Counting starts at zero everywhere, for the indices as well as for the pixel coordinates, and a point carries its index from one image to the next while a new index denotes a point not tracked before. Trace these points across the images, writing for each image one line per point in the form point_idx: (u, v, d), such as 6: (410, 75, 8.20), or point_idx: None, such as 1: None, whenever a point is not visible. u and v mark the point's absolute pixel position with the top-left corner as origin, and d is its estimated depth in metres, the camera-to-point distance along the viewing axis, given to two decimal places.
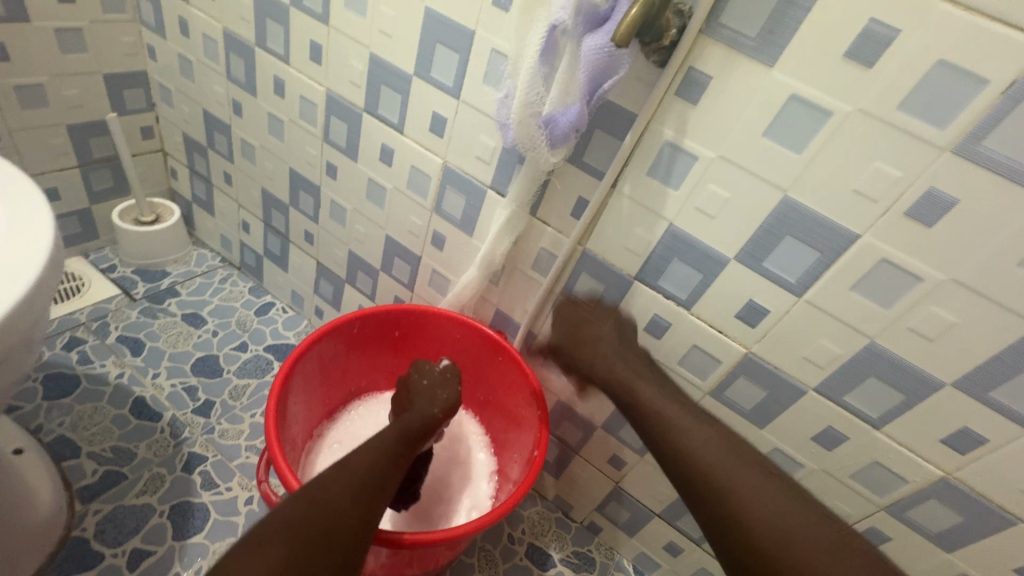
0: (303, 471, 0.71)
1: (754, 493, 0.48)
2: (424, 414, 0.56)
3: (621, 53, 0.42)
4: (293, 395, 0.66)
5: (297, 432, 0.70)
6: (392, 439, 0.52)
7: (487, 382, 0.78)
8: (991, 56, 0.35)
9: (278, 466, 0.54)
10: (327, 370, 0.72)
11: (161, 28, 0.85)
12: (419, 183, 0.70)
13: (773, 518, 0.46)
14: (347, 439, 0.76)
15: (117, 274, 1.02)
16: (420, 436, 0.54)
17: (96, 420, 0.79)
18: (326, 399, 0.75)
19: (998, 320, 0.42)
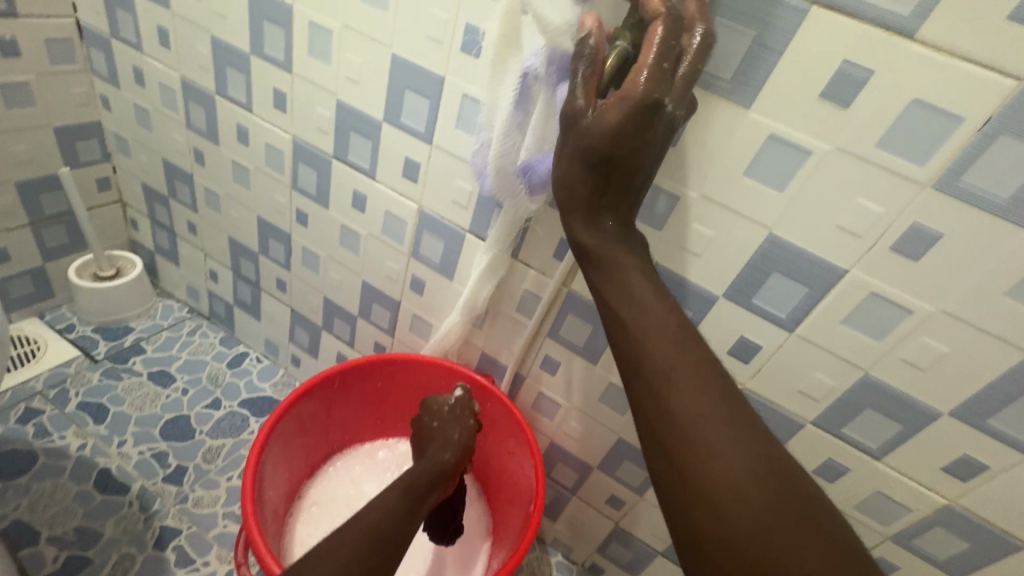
0: (285, 544, 0.67)
1: (720, 449, 0.39)
2: (438, 466, 0.54)
3: None
4: (271, 464, 0.62)
5: (277, 502, 0.66)
6: (399, 499, 0.48)
7: None
8: (965, 95, 0.35)
9: (258, 550, 0.51)
10: (307, 430, 0.69)
11: (113, 78, 0.82)
12: (395, 228, 0.68)
13: (739, 493, 0.38)
14: (332, 502, 0.73)
15: (76, 333, 0.96)
16: (428, 495, 0.51)
17: (56, 500, 0.74)
18: (307, 460, 0.71)
19: (991, 350, 0.42)
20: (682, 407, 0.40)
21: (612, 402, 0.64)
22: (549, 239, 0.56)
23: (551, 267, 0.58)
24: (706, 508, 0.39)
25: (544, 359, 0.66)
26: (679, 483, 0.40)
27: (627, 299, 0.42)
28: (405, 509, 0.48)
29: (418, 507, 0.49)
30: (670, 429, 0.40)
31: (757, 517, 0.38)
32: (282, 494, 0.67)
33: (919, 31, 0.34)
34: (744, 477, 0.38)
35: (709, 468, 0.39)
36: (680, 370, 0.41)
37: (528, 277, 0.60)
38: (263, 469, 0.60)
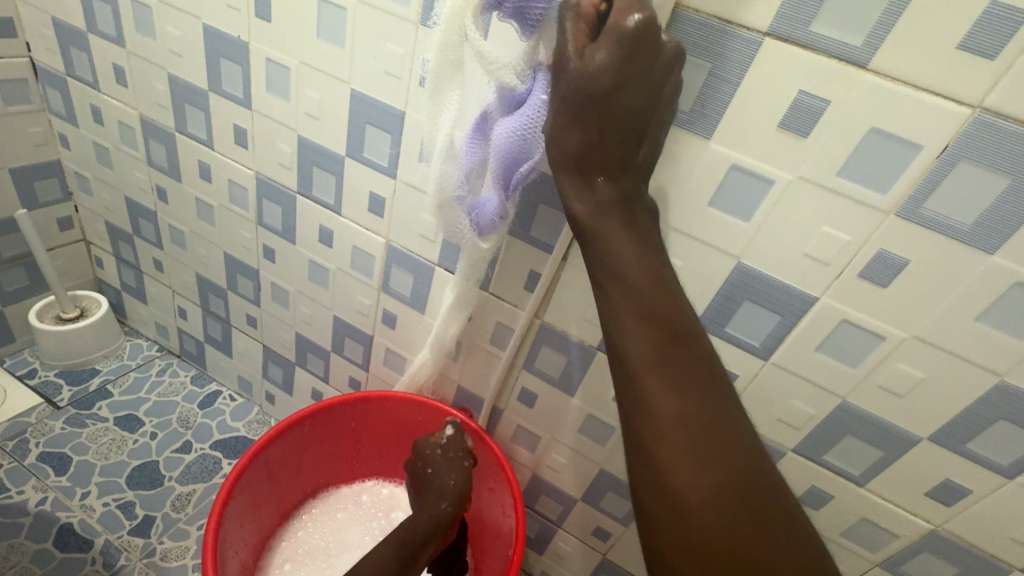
0: None
1: (703, 457, 0.32)
2: (435, 515, 0.55)
3: (535, 139, 0.40)
4: (235, 518, 0.60)
5: (244, 556, 0.63)
6: (392, 555, 0.49)
7: None
8: (920, 124, 0.35)
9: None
10: (277, 477, 0.66)
11: (71, 116, 0.80)
12: (363, 263, 0.66)
13: (718, 508, 0.31)
14: (306, 550, 0.70)
15: (38, 379, 0.92)
16: (426, 544, 0.53)
17: (13, 561, 0.70)
18: (279, 507, 0.69)
19: (965, 374, 0.41)
20: (666, 402, 0.33)
21: (591, 433, 0.62)
22: (518, 272, 0.55)
23: (522, 299, 0.57)
24: (678, 521, 0.32)
25: (520, 392, 0.64)
26: (649, 487, 0.33)
27: (612, 271, 0.35)
28: (397, 566, 0.49)
29: (412, 564, 0.50)
30: (646, 424, 0.33)
31: (737, 540, 0.31)
32: (251, 546, 0.64)
33: (871, 61, 0.34)
34: (725, 490, 0.32)
35: (686, 475, 0.32)
36: (665, 358, 0.34)
37: (500, 310, 0.59)
38: (227, 523, 0.58)
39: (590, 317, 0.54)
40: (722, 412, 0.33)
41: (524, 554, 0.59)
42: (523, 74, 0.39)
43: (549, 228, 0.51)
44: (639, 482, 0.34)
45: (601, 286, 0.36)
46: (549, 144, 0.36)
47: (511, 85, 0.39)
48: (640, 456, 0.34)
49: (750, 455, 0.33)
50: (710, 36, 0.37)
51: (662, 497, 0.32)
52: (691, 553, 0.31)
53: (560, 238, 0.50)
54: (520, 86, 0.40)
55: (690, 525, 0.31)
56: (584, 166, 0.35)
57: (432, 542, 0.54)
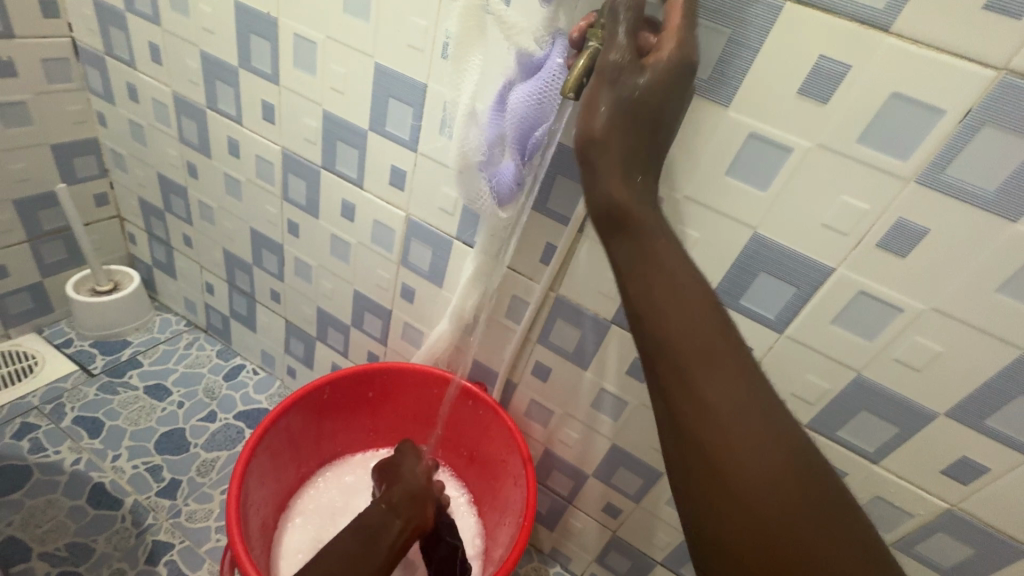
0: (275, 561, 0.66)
1: (752, 444, 0.34)
2: (390, 501, 0.58)
3: (552, 101, 0.41)
4: (258, 478, 0.62)
5: (265, 516, 0.65)
6: (352, 538, 0.51)
7: (469, 439, 0.74)
8: (942, 88, 0.34)
9: (243, 564, 0.50)
10: (297, 442, 0.68)
11: (108, 94, 0.83)
12: (384, 237, 0.68)
13: (773, 488, 0.34)
14: (323, 515, 0.72)
15: (74, 348, 0.96)
16: (386, 526, 0.54)
17: (49, 516, 0.73)
18: (298, 472, 0.71)
19: (985, 348, 0.40)
20: (714, 396, 0.34)
21: (604, 408, 0.63)
22: (534, 245, 0.56)
23: (538, 272, 0.58)
24: (737, 506, 0.34)
25: (535, 366, 0.65)
26: (705, 479, 0.35)
27: (653, 269, 0.36)
28: (359, 546, 0.51)
29: (375, 543, 0.52)
30: (699, 422, 0.35)
31: (791, 512, 0.34)
32: (271, 507, 0.67)
33: (894, 24, 0.34)
34: (777, 471, 0.34)
35: (742, 464, 0.34)
36: (712, 354, 0.35)
37: (516, 283, 0.60)
38: (251, 480, 0.60)
39: (604, 289, 0.54)
40: (761, 400, 0.35)
41: (534, 520, 0.61)
42: (542, 40, 0.41)
43: (566, 199, 0.51)
44: (694, 475, 0.35)
45: (640, 285, 0.36)
46: (592, 114, 0.34)
47: (529, 49, 0.41)
48: (693, 449, 0.35)
49: (789, 432, 0.35)
50: (730, 1, 0.37)
51: (720, 488, 0.34)
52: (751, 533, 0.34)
53: (578, 208, 0.51)
54: (539, 52, 0.41)
55: (751, 506, 0.34)
56: (601, 140, 0.34)
57: (393, 522, 0.55)
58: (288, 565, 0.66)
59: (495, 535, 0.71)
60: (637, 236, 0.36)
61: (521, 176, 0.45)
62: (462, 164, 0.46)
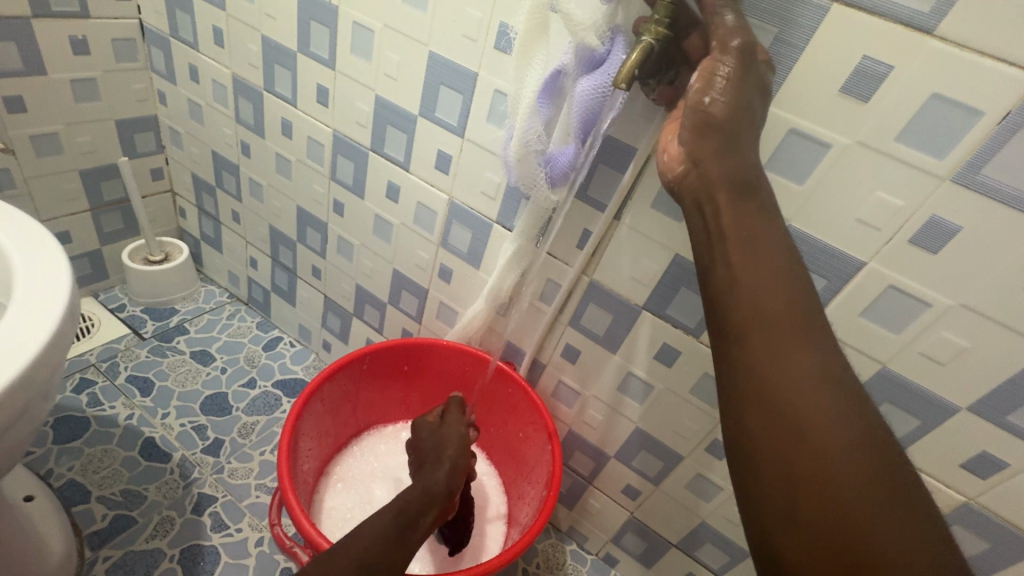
0: (314, 513, 0.71)
1: (829, 425, 0.32)
2: (428, 489, 0.53)
3: (614, 94, 0.44)
4: (305, 434, 0.67)
5: (308, 471, 0.70)
6: (389, 523, 0.46)
7: (498, 414, 0.78)
8: (983, 91, 0.36)
9: (295, 511, 0.54)
10: (337, 407, 0.73)
11: (170, 74, 0.88)
12: (426, 218, 0.71)
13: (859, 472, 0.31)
14: (357, 477, 0.76)
15: (126, 313, 1.03)
16: (422, 513, 0.50)
17: (105, 464, 0.79)
18: (337, 435, 0.76)
19: (1011, 344, 0.42)
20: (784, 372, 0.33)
21: (630, 391, 0.65)
22: (572, 231, 0.59)
23: (573, 256, 0.60)
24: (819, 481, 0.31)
25: (564, 347, 0.68)
26: (779, 444, 0.32)
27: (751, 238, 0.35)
28: (397, 533, 0.45)
29: (412, 532, 0.47)
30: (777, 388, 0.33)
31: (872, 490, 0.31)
32: (311, 464, 0.71)
33: (938, 27, 0.35)
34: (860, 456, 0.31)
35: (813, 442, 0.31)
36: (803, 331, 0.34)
37: (552, 267, 0.62)
38: (298, 438, 0.65)
39: (638, 275, 0.57)
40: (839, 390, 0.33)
41: (559, 491, 0.63)
42: (604, 36, 0.42)
43: (606, 188, 0.54)
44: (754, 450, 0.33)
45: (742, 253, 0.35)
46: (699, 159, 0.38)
47: (591, 44, 0.42)
48: (777, 416, 0.32)
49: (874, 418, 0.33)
50: (779, 2, 0.39)
51: (797, 457, 0.32)
52: (827, 513, 0.30)
53: (614, 196, 0.54)
54: (600, 46, 0.43)
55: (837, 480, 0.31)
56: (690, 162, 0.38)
57: (428, 512, 0.51)
58: (327, 518, 0.71)
59: (518, 505, 0.75)
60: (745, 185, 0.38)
61: (576, 162, 0.49)
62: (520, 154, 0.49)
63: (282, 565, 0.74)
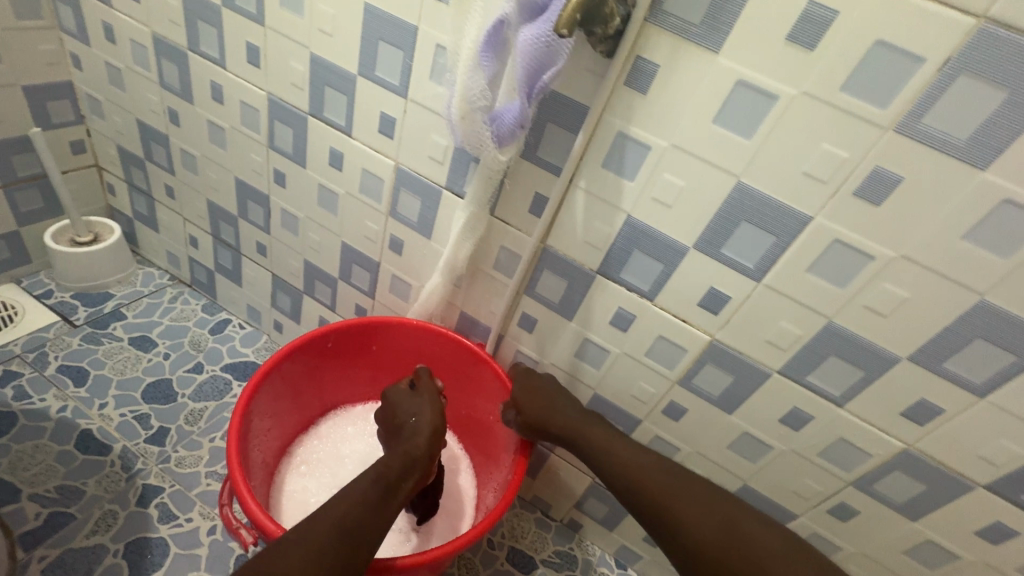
0: (274, 496, 0.69)
1: (709, 516, 0.52)
2: (409, 454, 0.54)
3: (560, 44, 0.41)
4: (260, 414, 0.64)
5: (266, 452, 0.68)
6: (367, 489, 0.49)
7: (468, 394, 0.76)
8: (925, 37, 0.35)
9: (242, 494, 0.51)
10: (296, 387, 0.70)
11: (83, 34, 0.80)
12: (372, 187, 0.67)
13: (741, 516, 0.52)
14: (320, 460, 0.74)
15: (54, 299, 0.95)
16: (403, 477, 0.52)
17: (37, 459, 0.74)
18: (299, 416, 0.74)
19: (948, 293, 0.43)
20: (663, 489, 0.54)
21: (587, 358, 0.65)
22: (523, 195, 0.57)
23: (525, 223, 0.58)
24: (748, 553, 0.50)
25: (521, 317, 0.67)
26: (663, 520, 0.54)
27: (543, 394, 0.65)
28: (375, 497, 0.49)
29: (391, 495, 0.50)
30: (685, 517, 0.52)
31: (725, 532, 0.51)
32: (269, 446, 0.69)
33: None
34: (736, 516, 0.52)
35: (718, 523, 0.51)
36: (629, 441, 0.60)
37: (505, 234, 0.61)
38: (252, 418, 0.62)
39: (591, 239, 0.56)
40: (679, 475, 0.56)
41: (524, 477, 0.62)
42: None
43: (556, 147, 0.52)
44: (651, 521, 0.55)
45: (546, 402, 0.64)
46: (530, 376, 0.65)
47: None
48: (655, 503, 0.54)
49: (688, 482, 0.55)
50: None
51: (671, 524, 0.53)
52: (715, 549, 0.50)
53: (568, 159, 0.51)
54: None
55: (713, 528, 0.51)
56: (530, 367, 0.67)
57: (411, 476, 0.53)
58: (286, 502, 0.69)
59: (488, 488, 0.74)
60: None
61: (523, 119, 0.46)
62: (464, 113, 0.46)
63: (237, 552, 0.71)
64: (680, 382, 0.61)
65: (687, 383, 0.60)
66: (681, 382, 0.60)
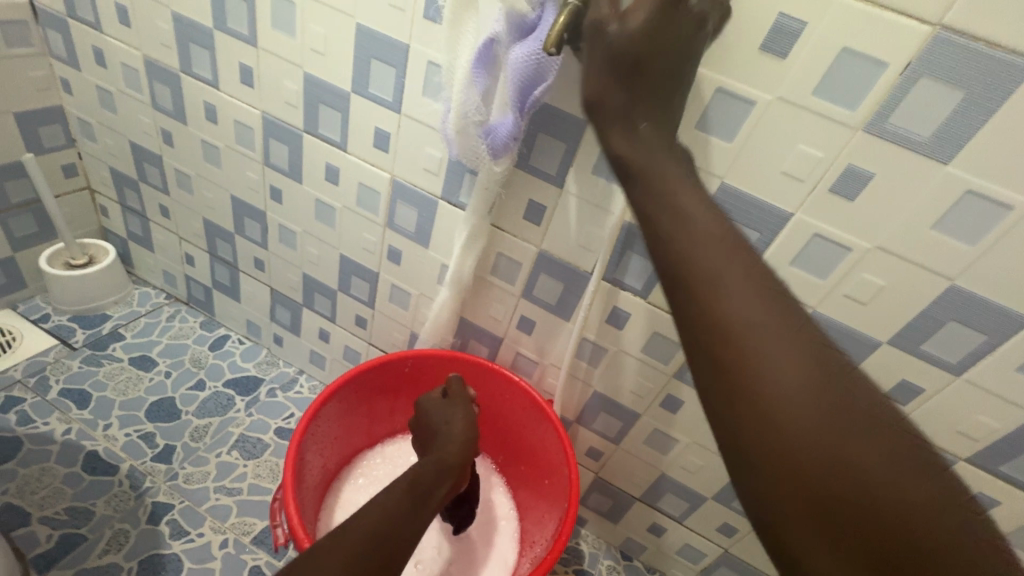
0: (327, 505, 0.73)
1: (813, 409, 0.29)
2: (443, 461, 0.54)
3: (549, 61, 0.43)
4: (331, 423, 0.69)
5: (330, 460, 0.72)
6: (404, 496, 0.47)
7: (529, 444, 0.75)
8: (887, 44, 0.38)
9: (288, 503, 0.55)
10: (372, 402, 0.74)
11: (73, 60, 0.80)
12: (370, 200, 0.69)
13: (906, 481, 0.28)
14: (377, 476, 0.77)
15: (51, 323, 0.95)
16: (436, 486, 0.51)
17: (45, 483, 0.74)
18: (368, 431, 0.77)
19: (922, 280, 0.46)
20: (796, 416, 0.29)
21: (585, 356, 0.67)
22: (518, 202, 0.59)
23: (522, 229, 0.61)
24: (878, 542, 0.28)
25: (519, 319, 0.69)
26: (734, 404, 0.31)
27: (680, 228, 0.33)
28: (411, 505, 0.46)
29: (426, 503, 0.48)
30: (817, 458, 0.29)
31: (832, 440, 0.29)
32: (336, 453, 0.73)
33: None
34: (913, 483, 0.28)
35: (845, 473, 0.29)
36: (796, 334, 0.31)
37: (503, 241, 0.63)
38: (320, 427, 0.66)
39: (585, 243, 0.58)
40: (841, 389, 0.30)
41: (561, 551, 0.59)
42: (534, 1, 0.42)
43: (547, 156, 0.54)
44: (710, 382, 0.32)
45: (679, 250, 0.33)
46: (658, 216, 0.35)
47: (522, 10, 0.42)
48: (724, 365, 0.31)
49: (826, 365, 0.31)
50: None
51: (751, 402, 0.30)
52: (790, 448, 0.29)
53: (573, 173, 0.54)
54: (531, 12, 0.42)
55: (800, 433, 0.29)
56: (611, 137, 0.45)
57: (442, 484, 0.52)
58: (338, 512, 0.72)
59: (529, 552, 0.71)
60: (653, 150, 0.37)
61: (517, 132, 0.48)
62: (460, 128, 0.48)
63: (251, 563, 0.73)
64: (676, 376, 0.63)
65: (683, 376, 0.62)
66: (677, 375, 0.63)
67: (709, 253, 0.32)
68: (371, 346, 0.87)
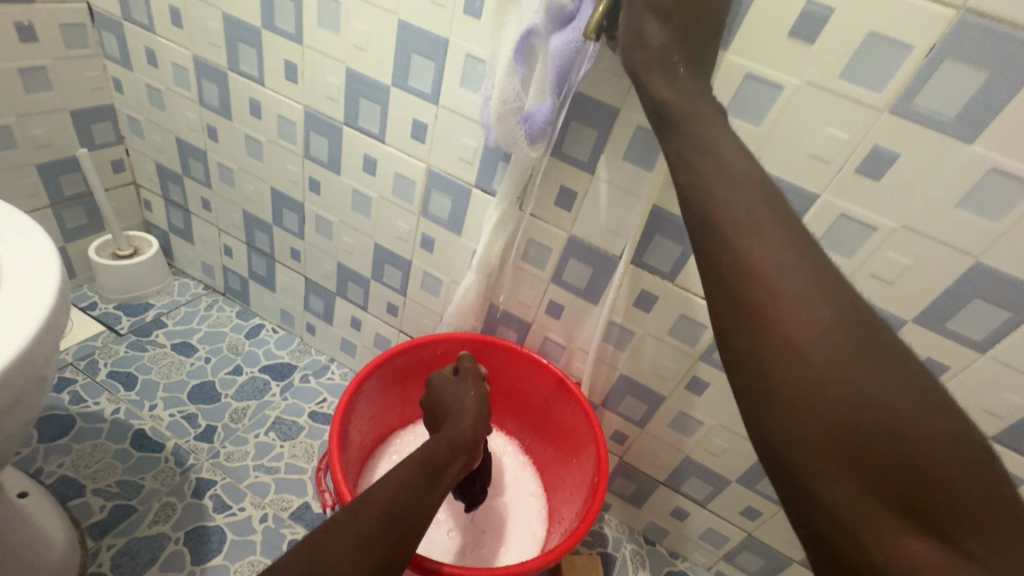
0: (363, 480, 0.76)
1: (829, 339, 0.32)
2: (455, 438, 0.56)
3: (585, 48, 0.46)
4: (368, 401, 0.72)
5: (366, 438, 0.75)
6: (418, 473, 0.49)
7: (557, 425, 0.77)
8: (912, 27, 0.40)
9: (334, 467, 0.58)
10: (405, 384, 0.78)
11: (126, 60, 0.85)
12: (405, 189, 0.72)
13: (925, 419, 0.30)
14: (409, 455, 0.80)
15: (99, 310, 1.00)
16: (450, 463, 0.53)
17: (97, 457, 0.79)
18: (400, 412, 0.80)
19: (947, 258, 0.47)
20: (822, 359, 0.31)
21: (612, 340, 0.69)
22: (550, 189, 0.62)
23: (553, 215, 0.63)
24: (891, 473, 0.30)
25: (548, 304, 0.71)
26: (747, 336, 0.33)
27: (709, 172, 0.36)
28: (426, 481, 0.48)
29: (439, 479, 0.50)
30: (829, 390, 0.31)
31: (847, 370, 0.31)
32: (372, 431, 0.76)
33: None
34: (929, 420, 0.30)
35: (868, 408, 0.30)
36: (826, 282, 0.33)
37: (535, 227, 0.65)
38: (359, 403, 0.69)
39: (615, 227, 0.60)
40: (869, 335, 0.32)
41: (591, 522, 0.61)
42: None
43: (579, 143, 0.57)
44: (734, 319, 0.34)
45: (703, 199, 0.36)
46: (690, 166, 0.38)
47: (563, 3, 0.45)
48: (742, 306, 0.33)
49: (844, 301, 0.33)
50: None
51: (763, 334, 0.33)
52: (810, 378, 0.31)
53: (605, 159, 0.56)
54: (571, 3, 0.45)
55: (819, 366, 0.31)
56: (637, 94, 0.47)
57: (456, 461, 0.54)
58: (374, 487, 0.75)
59: (558, 527, 0.73)
60: (686, 129, 0.39)
61: (552, 116, 0.51)
62: (500, 114, 0.51)
63: (288, 538, 0.76)
64: (702, 358, 0.65)
65: (709, 358, 0.64)
66: (703, 358, 0.64)
67: (744, 206, 0.35)
68: (401, 334, 0.90)
